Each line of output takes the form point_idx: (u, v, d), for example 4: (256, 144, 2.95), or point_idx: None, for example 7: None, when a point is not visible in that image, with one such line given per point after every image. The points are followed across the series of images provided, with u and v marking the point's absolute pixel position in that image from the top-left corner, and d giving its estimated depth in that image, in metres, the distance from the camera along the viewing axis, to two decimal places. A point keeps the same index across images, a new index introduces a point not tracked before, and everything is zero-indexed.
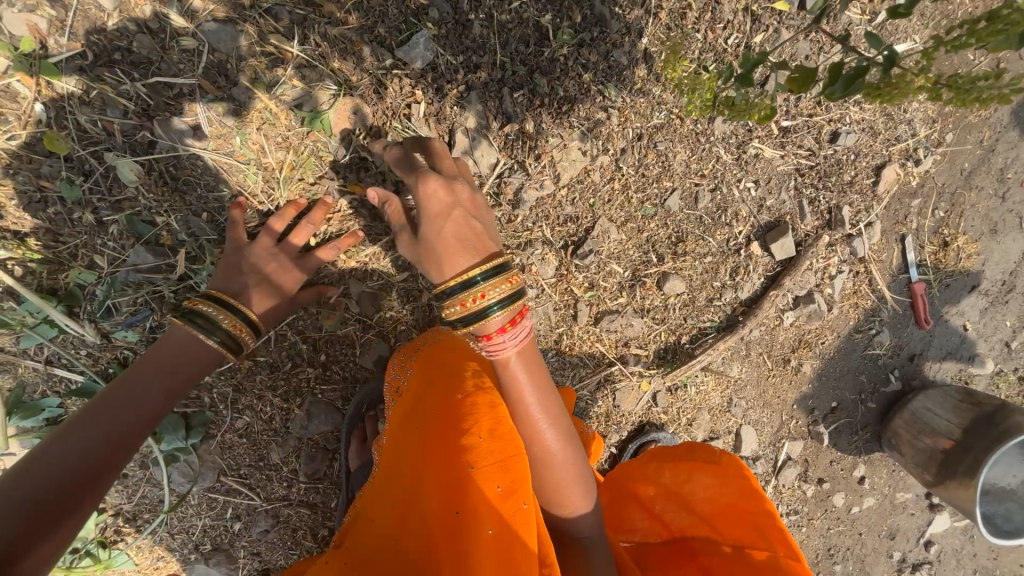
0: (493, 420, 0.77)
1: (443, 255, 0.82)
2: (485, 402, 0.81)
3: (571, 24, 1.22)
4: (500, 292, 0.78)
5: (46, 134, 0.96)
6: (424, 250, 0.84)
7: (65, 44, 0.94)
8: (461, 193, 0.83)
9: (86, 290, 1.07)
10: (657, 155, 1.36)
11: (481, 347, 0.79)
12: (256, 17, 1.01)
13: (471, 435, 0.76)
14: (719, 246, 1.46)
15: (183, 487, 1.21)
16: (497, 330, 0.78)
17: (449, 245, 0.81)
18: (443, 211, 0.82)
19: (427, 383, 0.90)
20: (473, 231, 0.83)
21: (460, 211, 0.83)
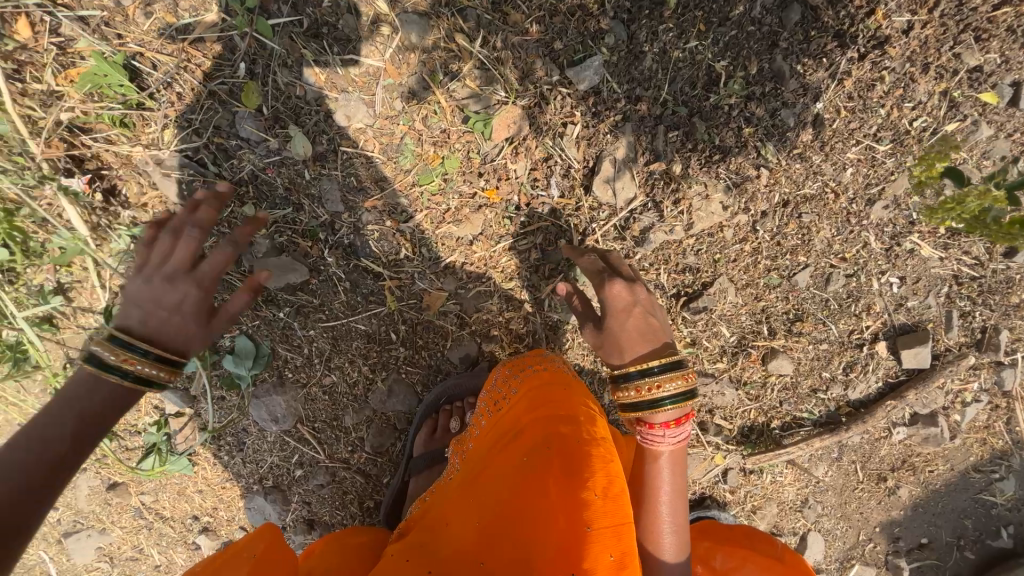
0: (607, 478, 0.73)
1: (621, 344, 0.97)
2: (599, 455, 0.76)
3: (745, 74, 1.17)
4: (672, 390, 0.93)
5: (247, 85, 1.07)
6: (610, 339, 0.98)
7: (286, 10, 1.04)
8: (640, 295, 1.00)
9: (238, 228, 1.17)
10: (799, 227, 1.27)
11: (644, 432, 0.96)
12: (449, 15, 1.08)
13: (587, 489, 0.71)
14: (840, 337, 1.34)
15: (265, 423, 1.29)
16: (661, 424, 0.94)
17: (633, 338, 0.96)
18: (626, 308, 0.98)
19: (536, 409, 0.86)
20: (649, 325, 0.99)
21: (638, 309, 0.99)
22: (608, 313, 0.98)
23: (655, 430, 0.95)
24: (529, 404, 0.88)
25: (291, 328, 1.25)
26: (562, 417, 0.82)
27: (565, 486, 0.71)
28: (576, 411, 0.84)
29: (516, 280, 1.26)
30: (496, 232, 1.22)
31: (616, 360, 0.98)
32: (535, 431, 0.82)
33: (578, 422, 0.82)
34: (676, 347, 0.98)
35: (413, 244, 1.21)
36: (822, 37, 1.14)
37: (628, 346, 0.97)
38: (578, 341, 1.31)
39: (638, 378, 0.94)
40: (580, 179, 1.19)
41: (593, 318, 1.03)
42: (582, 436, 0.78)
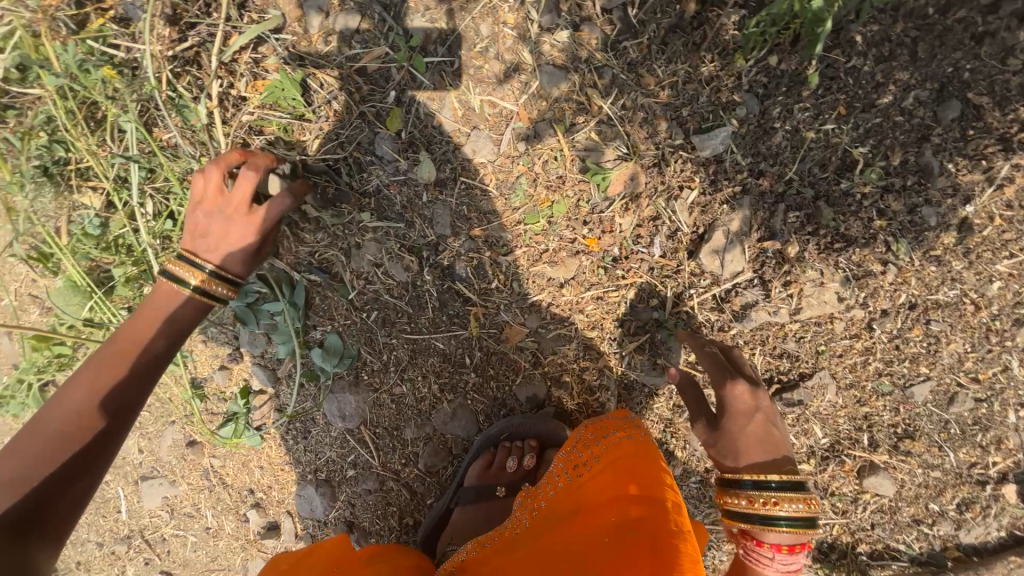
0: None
1: (739, 447, 0.96)
2: (687, 553, 0.76)
3: (885, 164, 1.10)
4: (792, 510, 0.89)
5: (393, 111, 1.18)
6: (728, 438, 0.97)
7: (440, 52, 1.15)
8: (762, 402, 0.99)
9: (353, 233, 1.27)
10: (925, 335, 1.14)
11: (749, 546, 0.93)
12: (586, 71, 1.13)
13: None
14: (957, 467, 1.17)
15: (333, 418, 1.35)
16: (771, 545, 0.91)
17: (752, 443, 0.96)
18: (746, 412, 0.98)
19: (624, 485, 0.87)
20: (768, 435, 0.98)
21: (761, 416, 0.98)
22: (727, 413, 0.98)
23: (763, 550, 0.92)
24: (612, 481, 0.90)
25: (376, 332, 1.31)
26: (643, 503, 0.83)
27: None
28: (663, 497, 0.84)
29: (599, 331, 1.24)
30: (588, 280, 1.22)
31: (726, 462, 0.97)
32: (622, 516, 0.83)
33: (664, 510, 0.82)
34: (793, 464, 0.97)
35: (506, 277, 1.24)
36: (982, 138, 1.05)
37: (743, 453, 0.96)
38: (651, 406, 1.26)
39: (752, 491, 0.91)
40: (685, 243, 1.16)
41: (706, 412, 1.01)
42: (670, 527, 0.79)
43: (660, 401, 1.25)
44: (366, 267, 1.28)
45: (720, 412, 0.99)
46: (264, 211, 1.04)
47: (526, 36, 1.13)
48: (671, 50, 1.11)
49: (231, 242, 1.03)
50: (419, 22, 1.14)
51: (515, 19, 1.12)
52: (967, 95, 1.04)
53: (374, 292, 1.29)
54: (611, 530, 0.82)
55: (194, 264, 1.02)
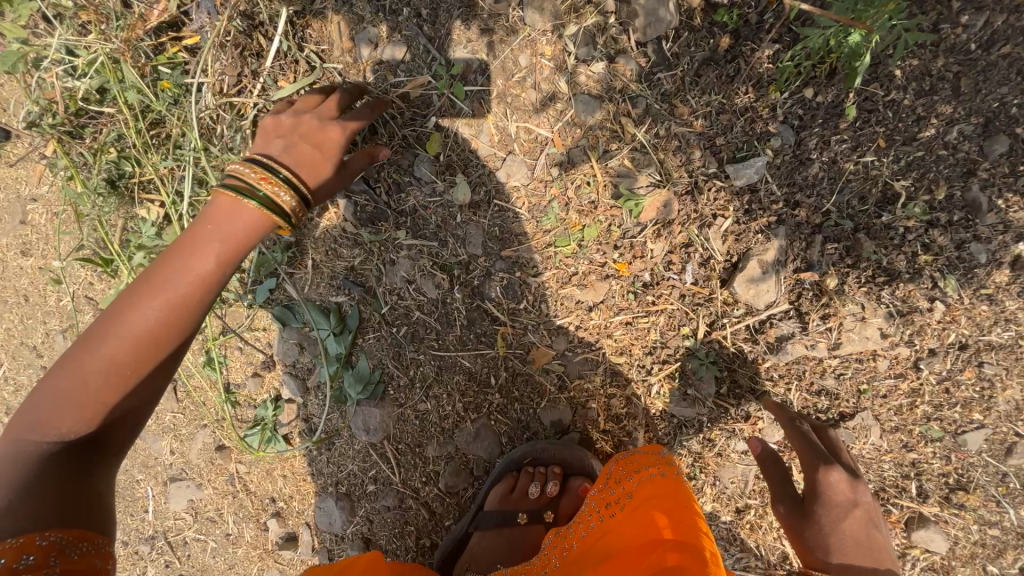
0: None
1: (840, 543, 0.96)
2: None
3: (929, 198, 1.07)
4: None
5: (433, 135, 1.23)
6: (824, 532, 0.97)
7: (480, 81, 1.20)
8: (861, 496, 0.99)
9: (387, 250, 1.31)
10: (978, 378, 1.08)
11: None
12: (620, 101, 1.16)
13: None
14: (1017, 525, 1.08)
15: (357, 431, 1.37)
16: None
17: (851, 542, 0.96)
18: (844, 504, 0.98)
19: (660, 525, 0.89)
20: (866, 534, 0.98)
21: (859, 511, 0.98)
22: (821, 502, 0.99)
23: None
24: (645, 520, 0.91)
25: (405, 348, 1.34)
26: (677, 546, 0.84)
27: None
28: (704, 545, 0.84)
29: (627, 356, 1.22)
30: (618, 305, 1.21)
31: (820, 553, 0.97)
32: (651, 557, 0.85)
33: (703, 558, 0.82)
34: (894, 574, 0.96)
35: (534, 298, 1.25)
36: None
37: (837, 548, 0.96)
38: (680, 438, 1.22)
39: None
40: (719, 272, 1.15)
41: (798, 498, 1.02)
42: None
43: (689, 433, 1.21)
44: (399, 284, 1.32)
45: (812, 497, 1.00)
46: (337, 129, 1.03)
47: (564, 66, 1.17)
48: (705, 81, 1.13)
49: (315, 143, 0.99)
50: (461, 53, 1.20)
51: (553, 50, 1.17)
52: (1013, 130, 1.02)
53: (406, 308, 1.32)
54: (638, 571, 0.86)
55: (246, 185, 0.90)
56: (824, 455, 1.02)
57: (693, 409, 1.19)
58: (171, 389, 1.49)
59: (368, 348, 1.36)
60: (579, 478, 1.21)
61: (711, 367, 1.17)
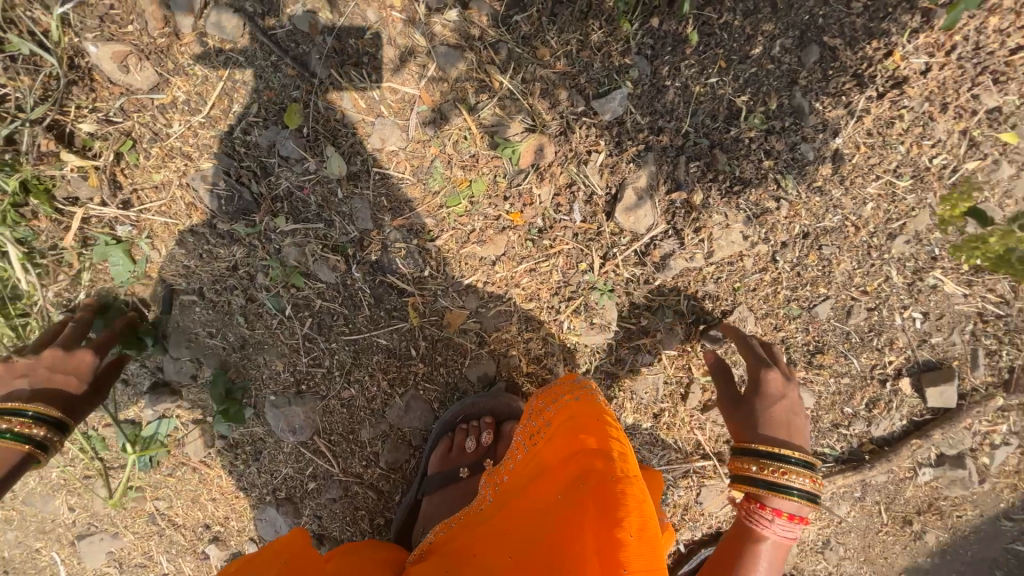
0: (643, 522, 0.76)
1: (761, 420, 1.08)
2: (631, 494, 0.79)
3: (765, 110, 1.21)
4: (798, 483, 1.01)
5: (291, 107, 1.13)
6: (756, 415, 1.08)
7: (329, 42, 1.12)
8: (791, 391, 1.11)
9: (270, 241, 1.22)
10: (820, 259, 1.28)
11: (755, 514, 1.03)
12: (481, 48, 1.15)
13: (621, 529, 0.74)
14: (861, 370, 1.33)
15: (282, 433, 1.31)
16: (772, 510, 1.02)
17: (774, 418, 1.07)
18: (775, 396, 1.09)
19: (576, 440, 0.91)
20: (789, 420, 1.09)
21: (791, 400, 1.10)
22: (759, 393, 1.10)
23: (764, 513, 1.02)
24: (564, 439, 0.93)
25: (314, 339, 1.28)
26: (591, 451, 0.87)
27: (602, 528, 0.76)
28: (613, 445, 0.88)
29: (535, 301, 1.28)
30: (518, 253, 1.25)
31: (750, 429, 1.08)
32: (570, 466, 0.88)
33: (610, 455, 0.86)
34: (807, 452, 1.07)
35: (436, 263, 1.24)
36: (840, 76, 1.19)
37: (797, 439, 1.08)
38: (595, 364, 1.32)
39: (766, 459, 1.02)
40: (602, 206, 1.22)
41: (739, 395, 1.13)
42: (613, 474, 0.82)
43: (603, 358, 1.31)
44: (292, 274, 1.23)
45: (754, 391, 1.11)
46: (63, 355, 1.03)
47: (416, 17, 1.12)
48: (560, 20, 1.15)
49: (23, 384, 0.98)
50: (300, 13, 1.10)
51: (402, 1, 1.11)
52: (821, 40, 1.17)
53: (306, 298, 1.25)
54: (558, 484, 0.89)
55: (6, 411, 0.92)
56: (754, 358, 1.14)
57: (601, 335, 1.29)
58: None
59: (274, 347, 1.28)
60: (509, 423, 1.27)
61: (610, 295, 1.27)
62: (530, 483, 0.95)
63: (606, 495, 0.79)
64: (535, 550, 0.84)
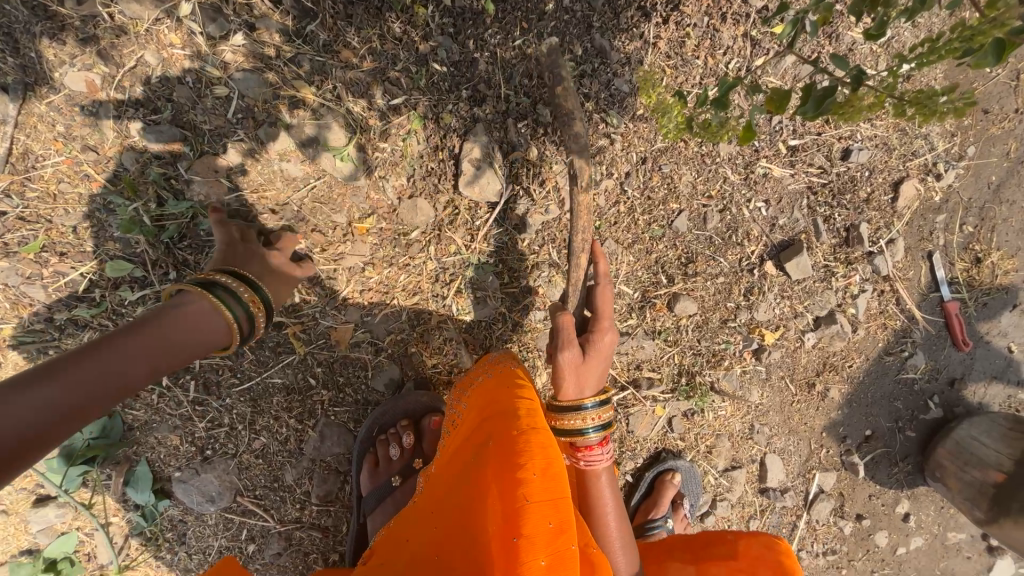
0: (545, 461, 0.88)
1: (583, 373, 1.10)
2: (534, 441, 0.91)
3: (572, 57, 1.28)
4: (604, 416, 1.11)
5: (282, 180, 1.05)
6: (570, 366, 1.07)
7: (116, 97, 1.07)
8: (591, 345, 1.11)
9: (122, 315, 1.16)
10: (662, 178, 1.38)
11: (585, 455, 1.11)
12: (280, 65, 1.13)
13: (525, 470, 0.85)
14: (731, 267, 1.45)
15: (200, 507, 1.24)
16: (596, 445, 1.12)
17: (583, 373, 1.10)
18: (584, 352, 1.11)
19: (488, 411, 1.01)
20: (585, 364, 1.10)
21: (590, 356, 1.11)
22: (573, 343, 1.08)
23: (593, 451, 1.11)
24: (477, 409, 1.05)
25: (204, 401, 1.22)
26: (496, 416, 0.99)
27: (508, 473, 0.86)
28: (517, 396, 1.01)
29: (419, 294, 1.29)
30: (384, 254, 1.25)
31: (570, 390, 1.09)
32: (483, 433, 0.99)
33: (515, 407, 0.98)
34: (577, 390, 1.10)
35: (305, 286, 1.22)
36: (627, 11, 1.28)
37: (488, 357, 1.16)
38: (496, 335, 1.36)
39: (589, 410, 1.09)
40: (450, 185, 1.25)
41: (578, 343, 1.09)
42: (517, 427, 0.93)
43: (501, 327, 1.35)
44: None
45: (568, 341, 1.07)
46: None
47: (202, 51, 1.09)
48: (355, 20, 1.15)
49: None
50: (73, 74, 1.04)
51: (181, 37, 1.07)
52: None
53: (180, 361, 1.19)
54: (475, 449, 1.00)
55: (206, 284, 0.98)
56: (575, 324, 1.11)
57: (490, 307, 1.33)
58: None
59: (161, 424, 1.21)
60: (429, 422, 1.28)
61: (486, 266, 1.31)
62: (450, 460, 1.04)
63: (513, 448, 0.90)
64: (462, 511, 0.96)
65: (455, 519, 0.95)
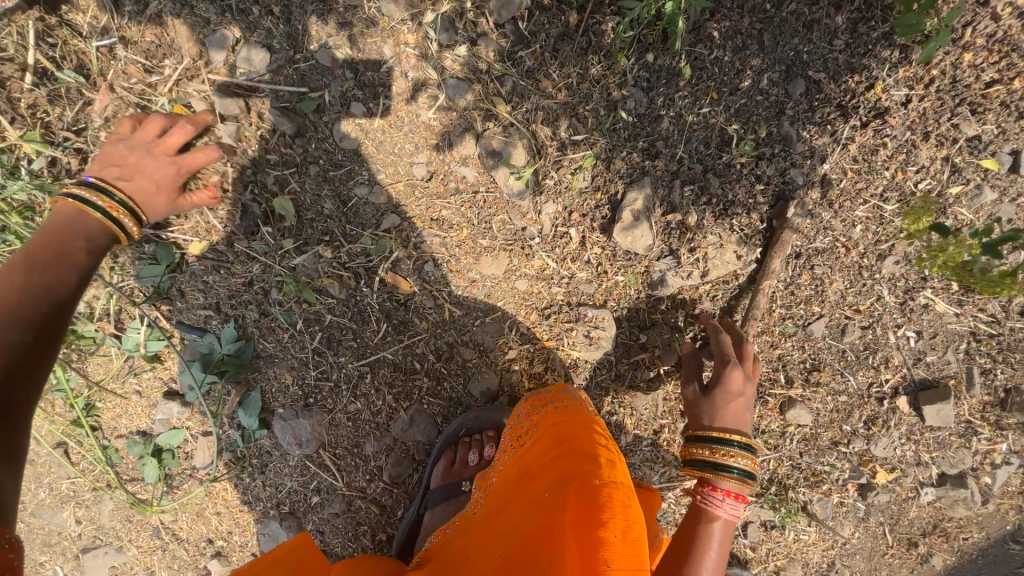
0: (626, 522, 0.77)
1: (713, 411, 1.13)
2: (614, 496, 0.81)
3: (756, 137, 1.26)
4: (743, 466, 1.06)
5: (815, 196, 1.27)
6: (707, 402, 1.15)
7: (348, 76, 1.22)
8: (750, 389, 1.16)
9: (284, 259, 1.28)
10: (813, 278, 1.32)
11: (704, 493, 1.05)
12: (486, 81, 1.23)
13: (605, 528, 0.76)
14: (859, 389, 1.35)
15: (288, 447, 1.33)
16: (722, 492, 1.04)
17: (725, 412, 1.13)
18: (736, 392, 1.15)
19: (564, 451, 0.92)
20: (741, 409, 1.14)
21: (745, 397, 1.15)
22: (719, 387, 1.15)
23: (715, 495, 1.04)
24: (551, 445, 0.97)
25: (323, 354, 1.32)
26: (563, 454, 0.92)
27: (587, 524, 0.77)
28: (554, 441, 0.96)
29: (541, 319, 1.34)
30: (518, 271, 1.32)
31: (700, 421, 1.14)
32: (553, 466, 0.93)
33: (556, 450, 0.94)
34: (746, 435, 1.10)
35: (441, 280, 1.31)
36: (825, 107, 1.23)
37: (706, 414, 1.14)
38: (595, 380, 1.37)
39: (715, 443, 1.08)
40: (601, 228, 1.29)
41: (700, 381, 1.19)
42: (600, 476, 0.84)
43: (604, 373, 1.36)
44: (303, 290, 1.29)
45: (713, 384, 1.17)
46: None
47: (428, 53, 1.21)
48: (563, 55, 1.22)
49: None
50: (322, 49, 1.20)
51: (415, 38, 1.20)
52: (808, 74, 1.22)
53: (317, 313, 1.30)
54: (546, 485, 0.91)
55: (99, 190, 1.04)
56: (739, 409, 1.13)
57: (599, 351, 1.34)
58: (65, 453, 1.37)
59: (282, 362, 1.32)
60: (715, 460, 1.07)
61: (608, 310, 1.33)
62: (517, 488, 0.97)
63: (592, 494, 0.81)
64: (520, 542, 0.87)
65: (516, 551, 0.86)
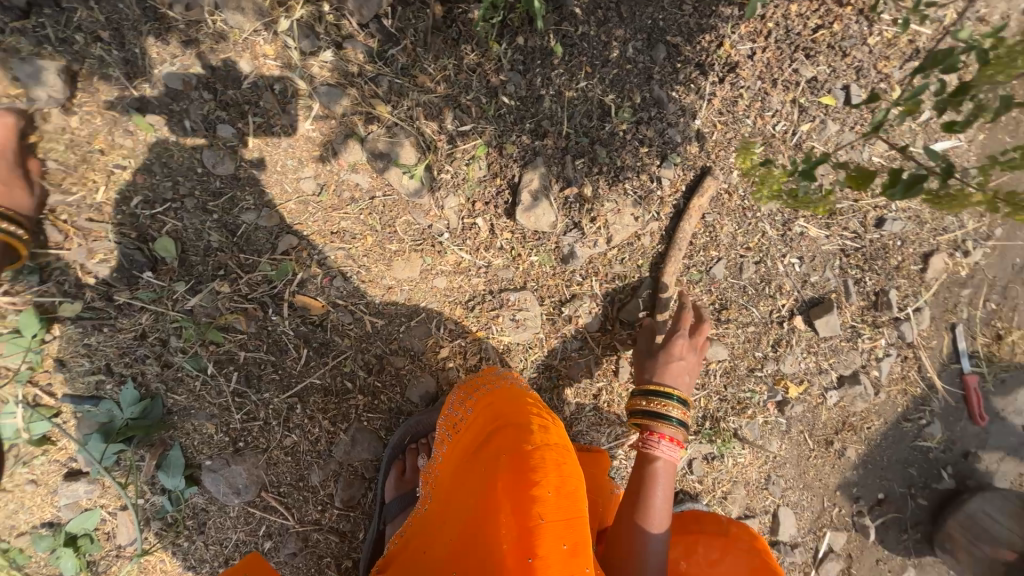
0: (559, 478, 0.85)
1: (658, 368, 1.22)
2: (546, 456, 0.88)
3: (632, 103, 1.34)
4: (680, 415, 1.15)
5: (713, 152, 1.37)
6: (654, 360, 1.23)
7: (208, 97, 1.14)
8: (696, 351, 1.26)
9: (177, 302, 1.19)
10: (705, 226, 1.43)
11: (649, 441, 1.14)
12: (361, 83, 1.20)
13: (540, 487, 0.83)
14: (762, 318, 1.49)
15: (225, 498, 1.25)
16: (661, 439, 1.14)
17: (668, 370, 1.21)
18: (682, 353, 1.23)
19: (494, 427, 0.96)
20: (684, 369, 1.22)
21: (690, 358, 1.24)
22: (665, 347, 1.23)
23: (654, 441, 1.13)
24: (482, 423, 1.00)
25: (244, 393, 1.24)
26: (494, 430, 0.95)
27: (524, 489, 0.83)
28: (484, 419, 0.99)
29: (465, 312, 1.35)
30: (433, 269, 1.31)
31: (644, 378, 1.22)
32: (487, 442, 0.96)
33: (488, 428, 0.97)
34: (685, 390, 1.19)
35: (356, 293, 1.27)
36: (685, 68, 1.33)
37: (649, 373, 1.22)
38: (530, 360, 1.40)
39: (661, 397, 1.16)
40: (506, 213, 1.32)
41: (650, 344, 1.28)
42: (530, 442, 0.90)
43: (537, 352, 1.40)
44: (207, 331, 1.21)
45: (660, 346, 1.25)
46: None
47: (292, 63, 1.16)
48: (434, 48, 1.22)
49: None
50: (172, 72, 1.11)
51: (275, 49, 1.15)
52: (665, 40, 1.32)
53: (228, 352, 1.23)
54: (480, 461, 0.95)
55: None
56: (681, 368, 1.22)
57: (527, 331, 1.37)
58: None
59: (199, 411, 1.23)
60: (658, 412, 1.15)
61: (529, 291, 1.37)
62: (455, 471, 0.99)
63: (525, 461, 0.87)
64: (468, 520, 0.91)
65: (465, 529, 0.90)
